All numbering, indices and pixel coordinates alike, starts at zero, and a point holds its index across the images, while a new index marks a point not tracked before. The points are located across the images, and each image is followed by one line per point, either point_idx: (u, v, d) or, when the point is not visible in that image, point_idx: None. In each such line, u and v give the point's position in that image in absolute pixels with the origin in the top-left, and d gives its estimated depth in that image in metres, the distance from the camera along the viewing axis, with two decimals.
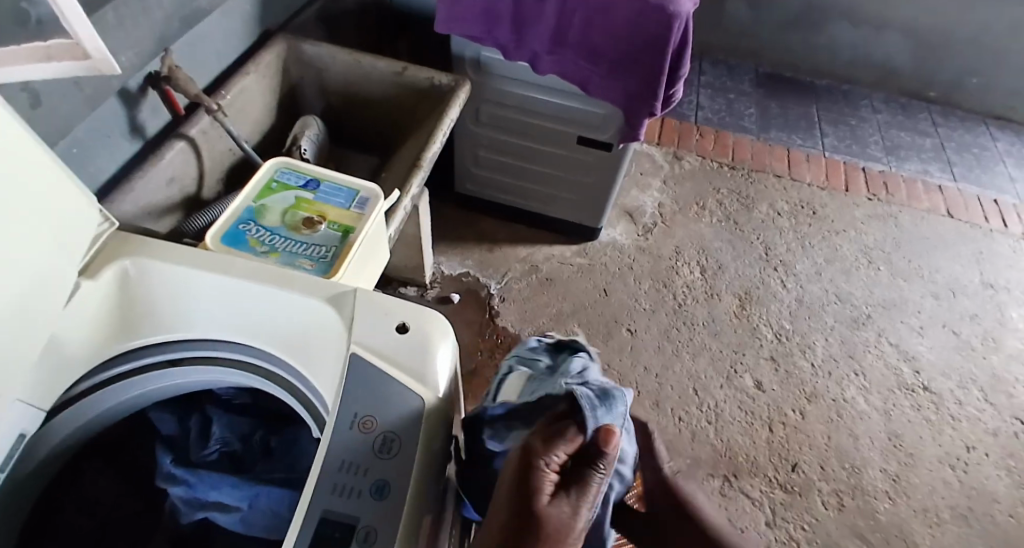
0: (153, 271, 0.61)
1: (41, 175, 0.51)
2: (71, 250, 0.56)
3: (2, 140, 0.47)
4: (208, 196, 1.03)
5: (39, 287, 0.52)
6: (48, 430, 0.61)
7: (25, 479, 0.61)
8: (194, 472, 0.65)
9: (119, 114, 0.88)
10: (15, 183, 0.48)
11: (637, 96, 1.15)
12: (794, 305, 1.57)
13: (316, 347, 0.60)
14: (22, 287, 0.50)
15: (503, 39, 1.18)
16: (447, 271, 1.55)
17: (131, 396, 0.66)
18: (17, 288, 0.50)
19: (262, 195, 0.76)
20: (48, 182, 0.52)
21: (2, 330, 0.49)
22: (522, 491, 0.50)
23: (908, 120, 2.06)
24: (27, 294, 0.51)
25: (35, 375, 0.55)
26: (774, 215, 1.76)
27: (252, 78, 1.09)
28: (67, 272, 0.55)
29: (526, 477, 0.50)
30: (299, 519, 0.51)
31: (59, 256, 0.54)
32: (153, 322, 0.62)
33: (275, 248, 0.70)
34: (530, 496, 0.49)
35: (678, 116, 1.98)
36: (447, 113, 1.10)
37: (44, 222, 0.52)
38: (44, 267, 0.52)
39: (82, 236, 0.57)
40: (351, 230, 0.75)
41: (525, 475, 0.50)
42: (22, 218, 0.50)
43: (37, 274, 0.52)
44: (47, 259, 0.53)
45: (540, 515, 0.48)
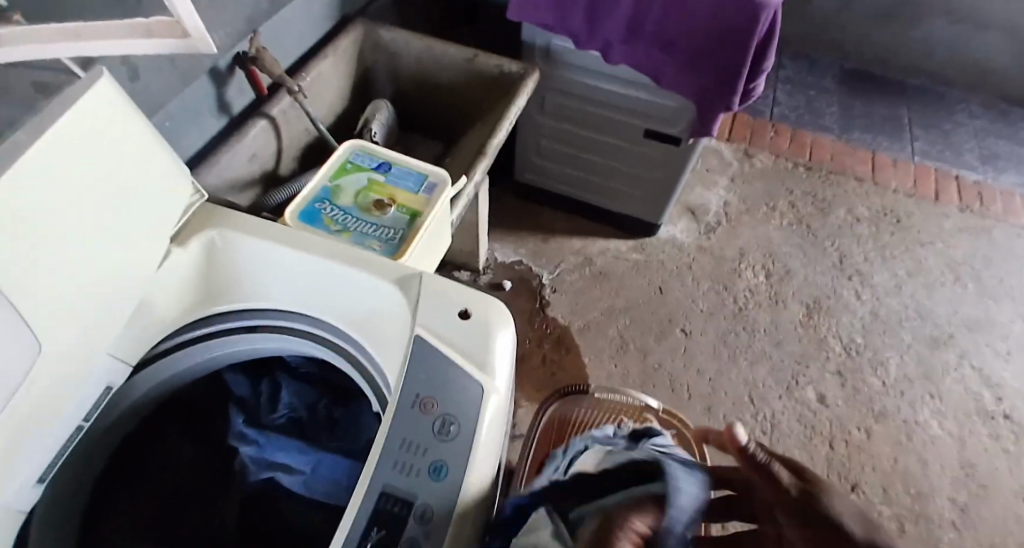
0: (235, 242, 0.64)
1: (136, 149, 0.54)
2: (161, 222, 0.59)
3: (102, 109, 0.50)
4: (284, 173, 1.07)
5: (122, 254, 0.54)
6: (131, 385, 0.65)
7: (109, 427, 0.65)
8: (264, 434, 0.69)
9: (208, 91, 0.93)
10: (111, 154, 0.51)
11: (714, 89, 1.12)
12: (866, 318, 1.50)
13: (381, 326, 0.62)
14: (108, 252, 0.53)
15: (576, 28, 1.16)
16: (502, 259, 1.56)
17: (208, 358, 0.69)
18: (103, 253, 0.52)
19: (337, 175, 0.79)
20: (137, 157, 0.54)
21: (92, 290, 0.52)
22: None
23: (1008, 127, 1.92)
24: (118, 260, 0.54)
25: (126, 332, 0.59)
26: (850, 221, 1.68)
27: (331, 60, 1.12)
28: (155, 242, 0.58)
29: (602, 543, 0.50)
30: (360, 490, 0.52)
31: (142, 229, 0.56)
32: (234, 290, 0.66)
33: (347, 227, 0.72)
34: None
35: (753, 112, 1.91)
36: (516, 100, 1.10)
37: (132, 195, 0.55)
38: (128, 238, 0.55)
39: (171, 210, 0.60)
40: (419, 214, 0.76)
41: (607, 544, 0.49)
42: (119, 188, 0.53)
43: (121, 244, 0.54)
44: (131, 229, 0.55)
45: None
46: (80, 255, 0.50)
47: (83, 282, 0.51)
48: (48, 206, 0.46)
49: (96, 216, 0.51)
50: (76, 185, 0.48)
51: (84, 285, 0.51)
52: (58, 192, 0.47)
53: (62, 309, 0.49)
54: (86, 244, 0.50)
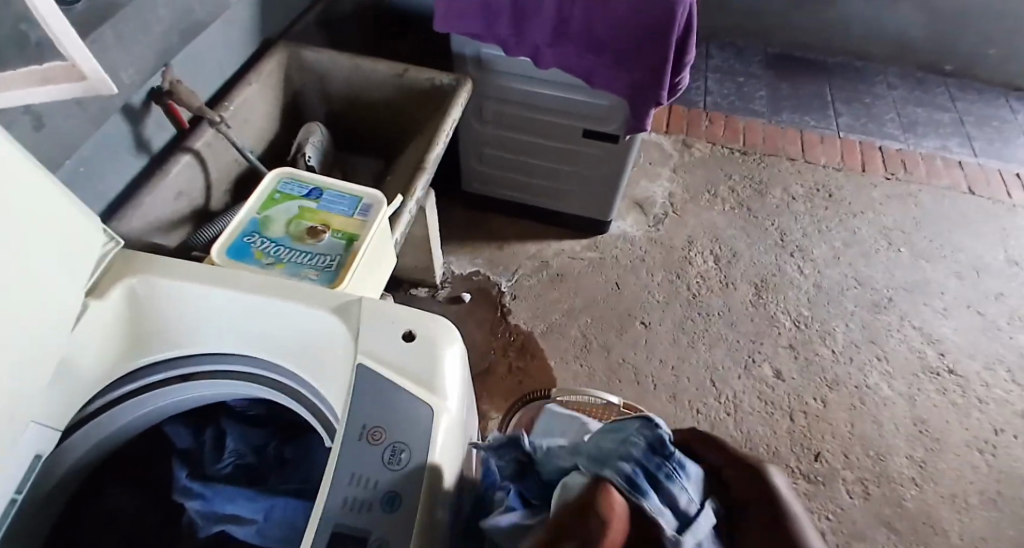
0: (161, 288, 0.61)
1: (41, 201, 0.51)
2: (75, 273, 0.55)
3: (3, 165, 0.47)
4: (217, 207, 1.03)
5: (39, 316, 0.51)
6: (64, 449, 0.61)
7: (45, 498, 0.61)
8: (210, 486, 0.66)
9: (124, 130, 0.89)
10: (13, 211, 0.48)
11: (643, 87, 1.13)
12: (812, 291, 1.54)
13: (324, 357, 0.60)
14: (22, 317, 0.49)
15: (503, 34, 1.16)
16: (457, 271, 1.55)
17: (146, 410, 0.66)
18: (17, 317, 0.49)
19: (266, 206, 0.76)
20: (43, 209, 0.51)
21: (8, 358, 0.49)
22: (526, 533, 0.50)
23: (925, 95, 2.02)
24: (34, 317, 0.51)
25: (49, 397, 0.55)
26: (789, 199, 1.73)
27: (255, 87, 1.10)
28: (71, 296, 0.55)
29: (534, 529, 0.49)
30: (311, 530, 0.50)
31: (57, 286, 0.53)
32: (163, 339, 0.63)
33: (280, 259, 0.70)
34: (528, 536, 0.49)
35: (686, 102, 1.95)
36: (449, 112, 1.09)
37: (42, 251, 0.51)
38: (43, 297, 0.51)
39: (85, 258, 0.57)
40: (355, 237, 0.74)
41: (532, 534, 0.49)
42: (28, 245, 0.50)
43: (37, 305, 0.51)
44: (45, 288, 0.52)
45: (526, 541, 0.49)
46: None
47: (5, 350, 0.48)
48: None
49: (3, 275, 0.47)
50: None
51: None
52: None
53: None
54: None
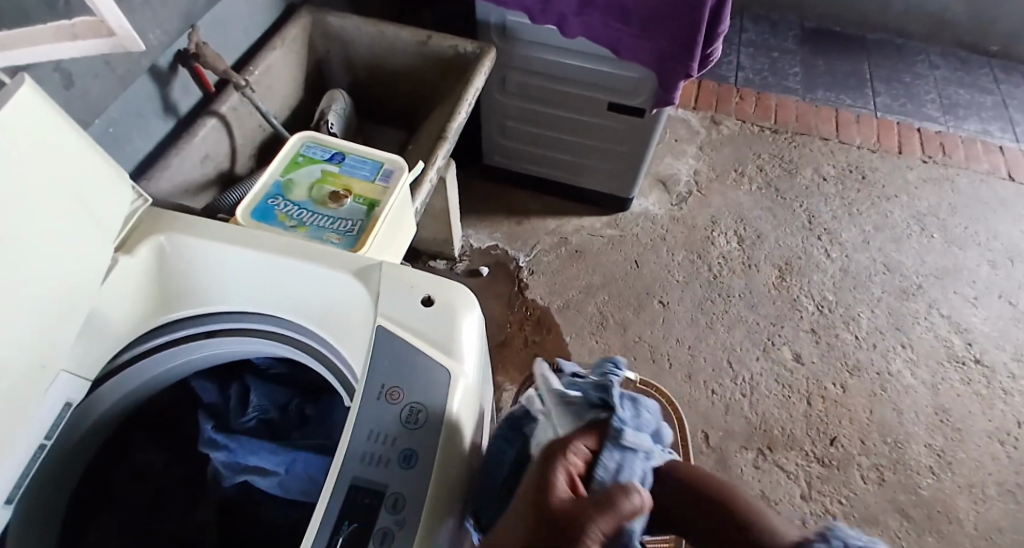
0: (185, 245, 0.62)
1: (67, 158, 0.51)
2: (101, 232, 0.56)
3: (28, 120, 0.47)
4: (242, 172, 1.04)
5: (65, 272, 0.52)
6: (94, 399, 0.63)
7: (76, 445, 0.63)
8: (233, 438, 0.67)
9: (151, 91, 0.90)
10: (39, 166, 0.48)
11: (673, 59, 1.11)
12: (837, 275, 1.52)
13: (345, 319, 0.61)
14: (48, 271, 0.50)
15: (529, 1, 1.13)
16: (477, 244, 1.55)
17: (171, 365, 0.68)
18: (44, 271, 0.50)
19: (289, 170, 0.77)
20: (68, 165, 0.52)
21: (35, 308, 0.50)
22: (540, 485, 0.50)
23: (967, 76, 1.94)
24: (60, 276, 0.51)
25: (80, 346, 0.57)
26: (819, 180, 1.69)
27: (279, 52, 1.10)
28: (98, 255, 0.56)
29: (544, 489, 0.49)
30: (330, 481, 0.52)
31: (83, 244, 0.54)
32: (189, 295, 0.64)
33: (302, 222, 0.71)
34: (545, 486, 0.49)
35: (716, 78, 1.91)
36: (472, 81, 1.08)
37: (68, 208, 0.52)
38: (69, 253, 0.52)
39: (108, 219, 0.57)
40: (376, 203, 0.75)
41: (545, 488, 0.49)
42: (54, 203, 0.50)
43: (63, 260, 0.52)
44: (71, 245, 0.52)
45: (548, 490, 0.49)
46: (9, 266, 0.46)
47: (32, 300, 0.49)
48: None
49: (29, 228, 0.48)
50: (9, 203, 0.46)
51: (27, 305, 0.49)
52: None
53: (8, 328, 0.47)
54: (26, 263, 0.48)
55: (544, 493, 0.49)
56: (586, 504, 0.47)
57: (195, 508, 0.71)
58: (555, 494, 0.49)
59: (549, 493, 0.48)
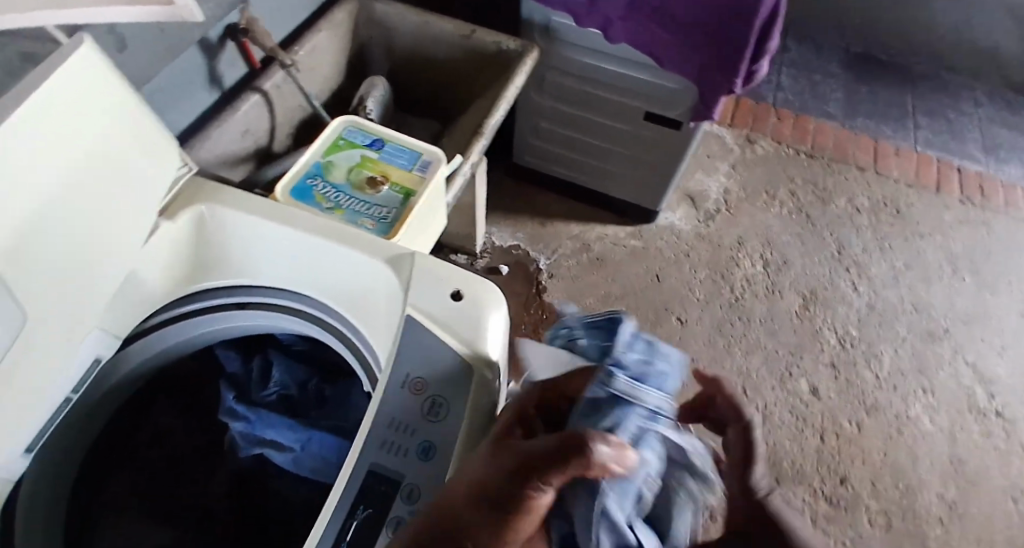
0: (225, 219, 0.62)
1: (118, 120, 0.52)
2: (144, 196, 0.56)
3: (83, 79, 0.48)
4: (278, 150, 1.05)
5: (104, 233, 0.52)
6: (122, 358, 0.63)
7: (99, 402, 0.64)
8: (253, 411, 0.68)
9: (198, 63, 0.91)
10: (89, 125, 0.49)
11: (717, 68, 1.09)
12: (863, 310, 1.49)
13: (374, 304, 0.61)
14: (87, 231, 0.51)
15: (575, 3, 1.12)
16: (499, 243, 1.56)
17: (198, 333, 0.68)
18: (83, 231, 0.50)
19: (329, 152, 0.77)
20: (118, 127, 0.52)
21: (72, 266, 0.50)
22: (496, 450, 0.46)
23: (1013, 117, 1.90)
24: (98, 237, 0.52)
25: (115, 308, 0.57)
26: (852, 211, 1.66)
27: (324, 34, 1.10)
28: (138, 219, 0.56)
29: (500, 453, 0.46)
30: (350, 464, 0.53)
31: (125, 206, 0.54)
32: (224, 266, 0.64)
33: (338, 205, 0.71)
34: (502, 450, 0.46)
35: (755, 96, 1.88)
36: (512, 79, 1.08)
37: (114, 170, 0.52)
38: (110, 214, 0.53)
39: (151, 187, 0.57)
40: (412, 193, 0.75)
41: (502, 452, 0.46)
42: (101, 164, 0.51)
43: (103, 221, 0.52)
44: (113, 206, 0.53)
45: (504, 451, 0.46)
46: (49, 221, 0.47)
47: (70, 258, 0.49)
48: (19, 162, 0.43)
49: (74, 185, 0.48)
50: (56, 158, 0.46)
51: (64, 263, 0.49)
52: (43, 166, 0.45)
53: (45, 283, 0.48)
54: (67, 221, 0.48)
55: (501, 455, 0.45)
56: (546, 456, 0.43)
57: (211, 480, 0.72)
58: (510, 453, 0.45)
59: (504, 456, 0.45)
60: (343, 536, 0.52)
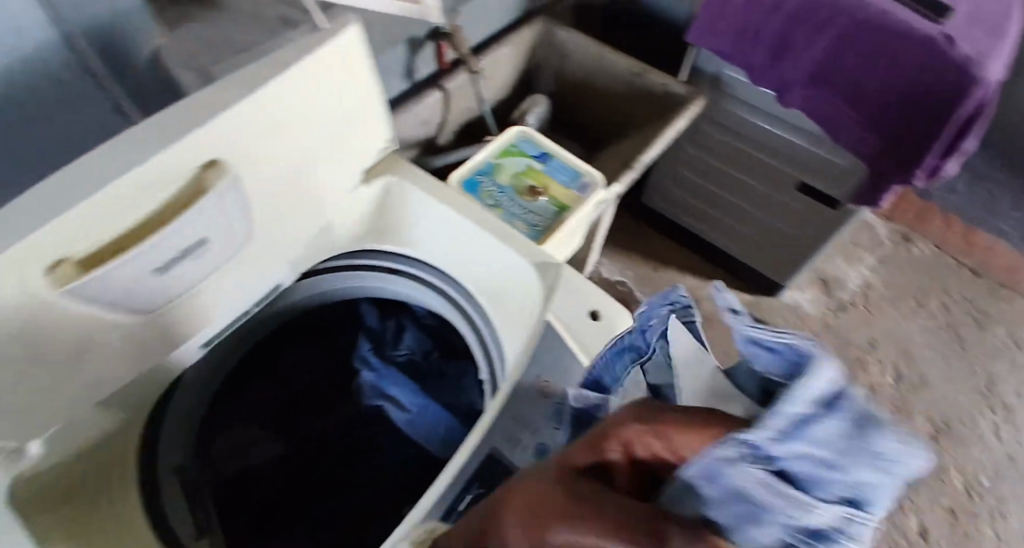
0: (410, 195, 0.67)
1: (360, 100, 0.54)
2: (353, 167, 0.60)
3: (345, 59, 0.50)
4: (441, 144, 1.13)
5: (312, 191, 0.56)
6: (291, 290, 0.69)
7: (264, 322, 0.70)
8: (383, 365, 0.76)
9: (400, 58, 0.95)
10: (338, 93, 0.51)
11: (898, 158, 1.02)
12: (1000, 461, 1.37)
13: (513, 301, 0.65)
14: (301, 187, 0.55)
15: (757, 61, 1.06)
16: (606, 274, 1.57)
17: (350, 283, 0.73)
18: (297, 188, 0.54)
19: (501, 155, 0.82)
20: (358, 106, 0.54)
21: (280, 214, 0.55)
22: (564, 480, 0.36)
23: None
24: (306, 195, 0.56)
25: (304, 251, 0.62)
26: (1014, 345, 1.51)
27: (505, 49, 1.16)
28: (341, 184, 0.60)
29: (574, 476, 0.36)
30: (472, 446, 0.55)
31: (335, 173, 0.58)
32: (395, 235, 0.69)
33: (499, 204, 0.76)
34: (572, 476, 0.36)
35: (924, 192, 1.75)
36: (675, 121, 1.07)
37: (340, 141, 0.55)
38: (321, 177, 0.56)
39: (362, 160, 0.60)
40: (566, 209, 0.78)
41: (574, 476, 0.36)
42: (331, 135, 0.54)
43: (314, 182, 0.56)
44: (327, 171, 0.56)
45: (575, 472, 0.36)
46: (276, 175, 0.51)
47: (281, 206, 0.54)
48: (269, 111, 0.46)
49: (304, 149, 0.52)
50: (298, 125, 0.50)
51: (276, 209, 0.54)
52: (286, 128, 0.49)
53: (258, 222, 0.52)
54: (289, 177, 0.52)
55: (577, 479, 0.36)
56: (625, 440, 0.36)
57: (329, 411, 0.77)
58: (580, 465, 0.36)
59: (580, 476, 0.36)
60: (457, 505, 0.53)
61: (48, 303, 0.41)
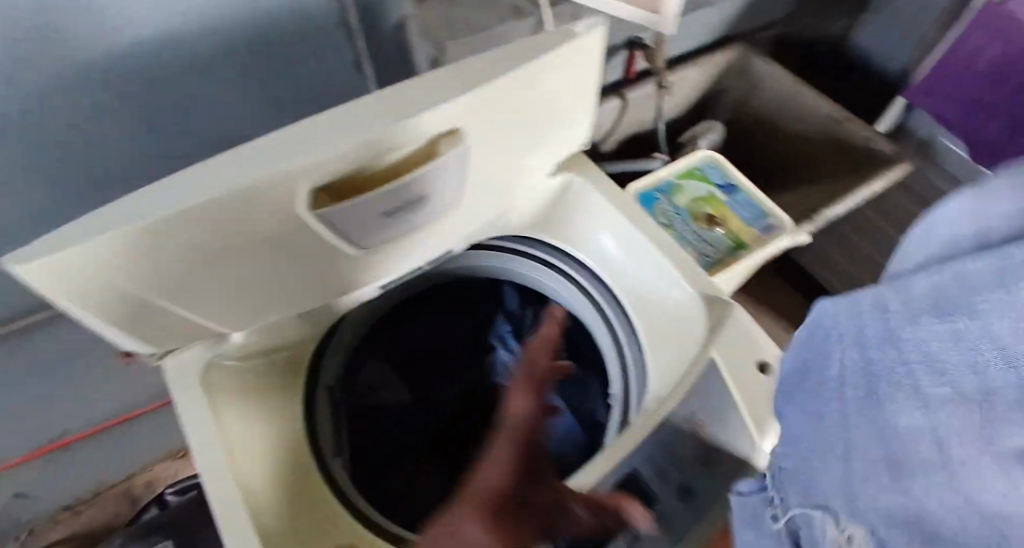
0: (589, 195, 0.67)
1: (583, 100, 0.53)
2: (550, 159, 0.59)
3: (584, 59, 0.49)
4: (604, 152, 1.11)
5: (512, 176, 0.56)
6: (454, 260, 0.71)
7: (423, 281, 0.73)
8: (521, 353, 0.79)
9: None
10: (569, 89, 0.51)
11: None
12: None
13: (674, 330, 0.63)
14: (506, 169, 0.55)
15: (990, 129, 0.99)
16: None
17: (504, 267, 0.73)
18: (503, 170, 0.54)
19: (683, 176, 0.80)
20: (579, 103, 0.53)
21: (481, 190, 0.55)
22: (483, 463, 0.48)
23: None
24: (507, 177, 0.56)
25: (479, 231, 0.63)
26: None
27: (696, 70, 1.13)
28: (533, 176, 0.59)
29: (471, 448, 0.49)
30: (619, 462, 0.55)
31: (536, 161, 0.58)
32: (561, 230, 0.70)
33: (672, 226, 0.75)
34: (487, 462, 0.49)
35: None
36: (869, 182, 1.00)
37: (551, 135, 0.55)
38: (525, 163, 0.56)
39: (561, 153, 0.59)
40: (743, 246, 0.75)
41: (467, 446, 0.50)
42: (547, 127, 0.53)
43: (518, 166, 0.56)
44: (531, 158, 0.56)
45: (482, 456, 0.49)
46: (490, 153, 0.51)
47: (484, 184, 0.54)
48: (520, 95, 0.47)
49: (522, 134, 0.51)
50: (526, 111, 0.49)
51: (481, 186, 0.54)
52: (516, 114, 0.48)
53: (461, 194, 0.53)
54: (500, 157, 0.52)
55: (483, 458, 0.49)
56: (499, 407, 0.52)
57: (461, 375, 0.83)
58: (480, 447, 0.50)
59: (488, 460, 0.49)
60: None
61: (298, 223, 0.43)
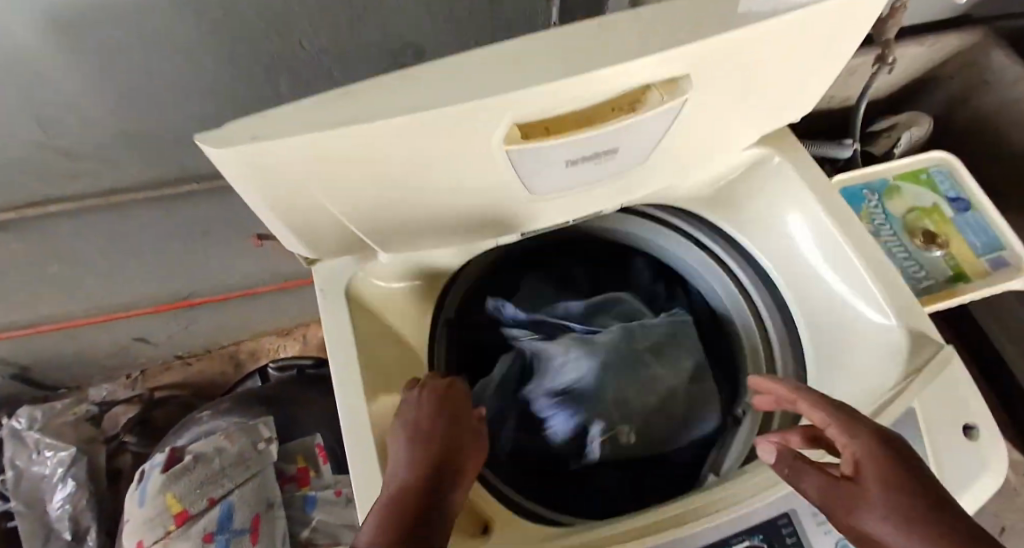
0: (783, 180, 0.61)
1: (805, 62, 0.46)
2: (746, 130, 0.53)
3: (826, 18, 0.42)
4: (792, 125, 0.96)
5: (706, 142, 0.52)
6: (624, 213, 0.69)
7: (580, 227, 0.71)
8: None
9: None
10: (802, 47, 0.44)
11: None
12: None
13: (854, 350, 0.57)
14: (701, 134, 0.50)
15: None
16: None
17: (670, 235, 0.70)
18: (698, 134, 0.50)
19: (905, 179, 0.77)
20: (798, 67, 0.47)
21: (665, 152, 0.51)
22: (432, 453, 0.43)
23: None
24: (696, 143, 0.51)
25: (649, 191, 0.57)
26: None
27: (920, 50, 0.88)
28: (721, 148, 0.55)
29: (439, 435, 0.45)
30: (772, 493, 0.49)
31: (734, 130, 0.52)
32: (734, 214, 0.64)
33: (879, 232, 0.73)
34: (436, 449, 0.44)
35: None
36: None
37: (757, 104, 0.49)
38: (723, 130, 0.51)
39: (761, 125, 0.54)
40: (964, 277, 0.71)
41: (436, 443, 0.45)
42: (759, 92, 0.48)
43: (714, 133, 0.51)
44: (731, 125, 0.51)
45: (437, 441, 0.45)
46: (696, 114, 0.46)
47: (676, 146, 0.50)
48: (746, 48, 0.41)
49: (732, 98, 0.46)
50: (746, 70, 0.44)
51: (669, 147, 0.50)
52: (733, 77, 0.44)
53: (647, 151, 0.49)
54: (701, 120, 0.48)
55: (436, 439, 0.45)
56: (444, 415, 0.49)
57: None
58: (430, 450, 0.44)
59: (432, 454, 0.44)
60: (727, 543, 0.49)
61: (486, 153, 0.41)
